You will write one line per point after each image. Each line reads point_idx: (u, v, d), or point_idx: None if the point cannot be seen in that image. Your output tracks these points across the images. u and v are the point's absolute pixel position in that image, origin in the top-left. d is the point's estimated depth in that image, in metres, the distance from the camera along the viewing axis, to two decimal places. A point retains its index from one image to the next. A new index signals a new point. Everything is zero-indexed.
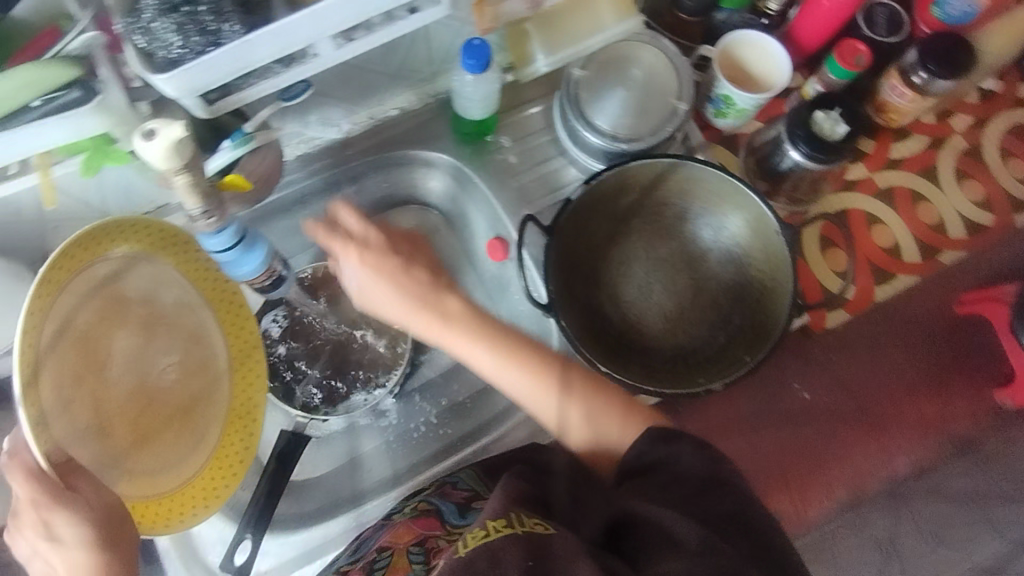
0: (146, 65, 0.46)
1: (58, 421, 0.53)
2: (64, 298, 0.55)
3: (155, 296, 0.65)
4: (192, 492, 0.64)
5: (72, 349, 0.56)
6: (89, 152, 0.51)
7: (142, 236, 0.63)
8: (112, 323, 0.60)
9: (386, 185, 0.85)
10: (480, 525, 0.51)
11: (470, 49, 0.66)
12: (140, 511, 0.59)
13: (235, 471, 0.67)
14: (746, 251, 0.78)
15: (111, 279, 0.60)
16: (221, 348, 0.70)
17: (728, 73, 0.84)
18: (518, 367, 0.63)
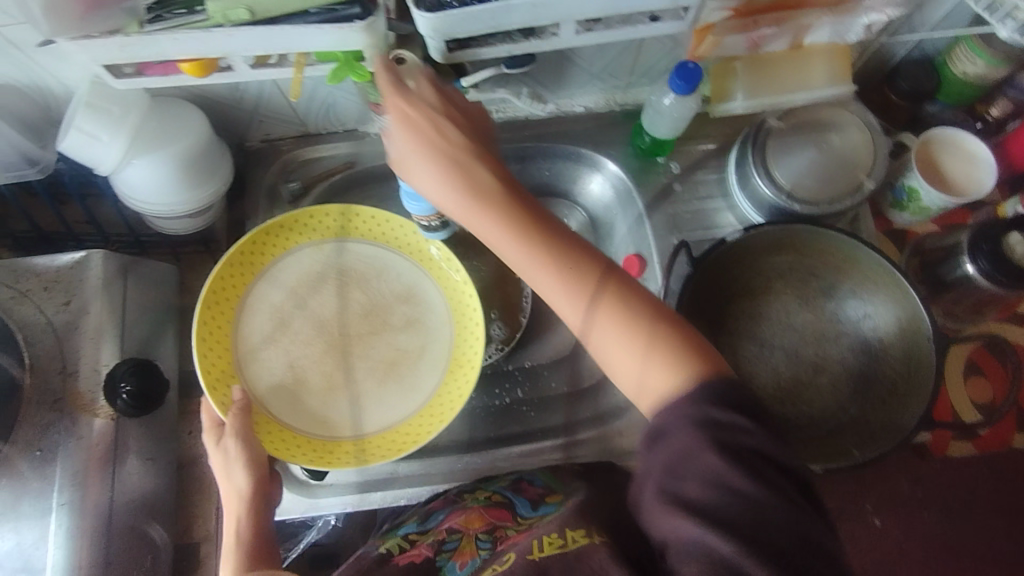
0: (416, 0, 0.51)
1: (249, 373, 0.69)
2: (265, 285, 0.72)
3: (359, 266, 0.75)
4: (387, 437, 0.70)
5: (274, 320, 0.72)
6: (339, 64, 0.55)
7: (351, 219, 0.75)
8: (320, 295, 0.74)
9: (549, 173, 0.89)
10: (555, 532, 0.61)
11: (683, 69, 0.68)
12: (334, 447, 0.69)
13: (438, 419, 0.70)
14: (884, 348, 0.74)
15: (309, 261, 0.74)
16: (439, 305, 0.75)
17: (924, 164, 0.80)
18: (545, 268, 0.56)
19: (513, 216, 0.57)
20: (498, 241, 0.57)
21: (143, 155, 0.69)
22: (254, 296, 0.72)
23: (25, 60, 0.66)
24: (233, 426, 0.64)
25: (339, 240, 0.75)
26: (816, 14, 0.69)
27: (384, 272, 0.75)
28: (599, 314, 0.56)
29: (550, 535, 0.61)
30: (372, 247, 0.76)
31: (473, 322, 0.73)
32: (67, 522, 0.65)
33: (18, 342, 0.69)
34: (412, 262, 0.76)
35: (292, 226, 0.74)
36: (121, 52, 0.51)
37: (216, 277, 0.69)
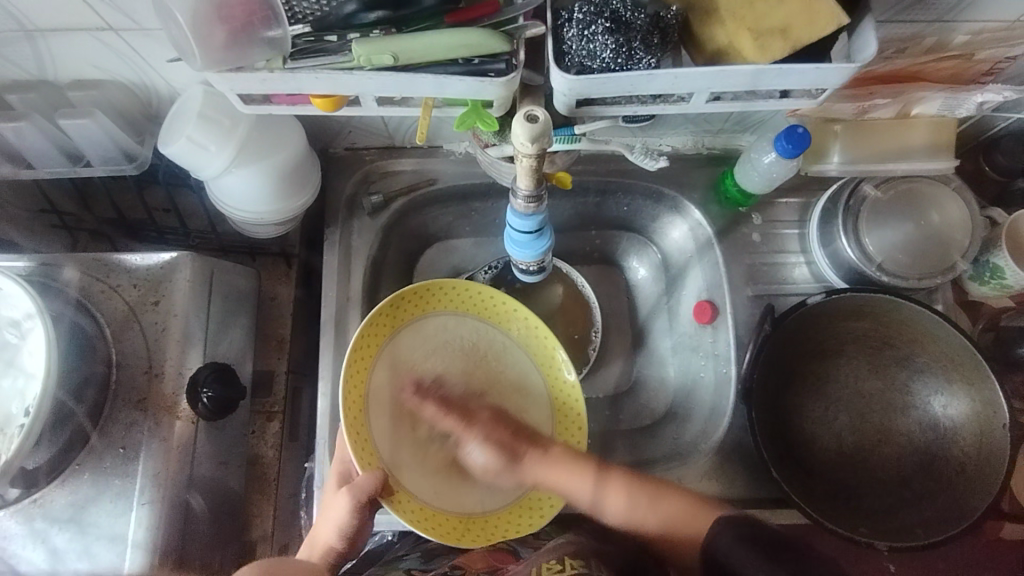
0: (559, 61, 0.51)
1: (376, 428, 0.69)
2: (401, 340, 0.73)
3: (481, 345, 0.78)
4: (499, 519, 0.72)
5: (399, 382, 0.72)
6: (466, 110, 0.54)
7: (479, 297, 0.78)
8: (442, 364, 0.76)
9: (627, 210, 0.89)
10: (554, 558, 0.66)
11: (792, 133, 0.67)
12: (454, 523, 0.70)
13: (546, 509, 0.73)
14: (954, 429, 0.74)
15: (438, 332, 0.76)
16: (546, 397, 0.78)
17: (1011, 243, 0.79)
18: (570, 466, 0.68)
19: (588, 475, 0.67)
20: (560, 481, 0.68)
21: (243, 166, 0.69)
22: (389, 352, 0.72)
23: (140, 61, 0.66)
24: (362, 480, 0.65)
25: (464, 315, 0.78)
26: (933, 89, 0.69)
27: (502, 358, 0.78)
28: (613, 505, 0.66)
29: (547, 561, 0.66)
30: (492, 332, 0.79)
31: (575, 411, 0.77)
32: (146, 522, 0.66)
33: (106, 337, 0.70)
34: (532, 356, 0.79)
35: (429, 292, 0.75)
36: (259, 84, 0.51)
37: (369, 319, 0.70)
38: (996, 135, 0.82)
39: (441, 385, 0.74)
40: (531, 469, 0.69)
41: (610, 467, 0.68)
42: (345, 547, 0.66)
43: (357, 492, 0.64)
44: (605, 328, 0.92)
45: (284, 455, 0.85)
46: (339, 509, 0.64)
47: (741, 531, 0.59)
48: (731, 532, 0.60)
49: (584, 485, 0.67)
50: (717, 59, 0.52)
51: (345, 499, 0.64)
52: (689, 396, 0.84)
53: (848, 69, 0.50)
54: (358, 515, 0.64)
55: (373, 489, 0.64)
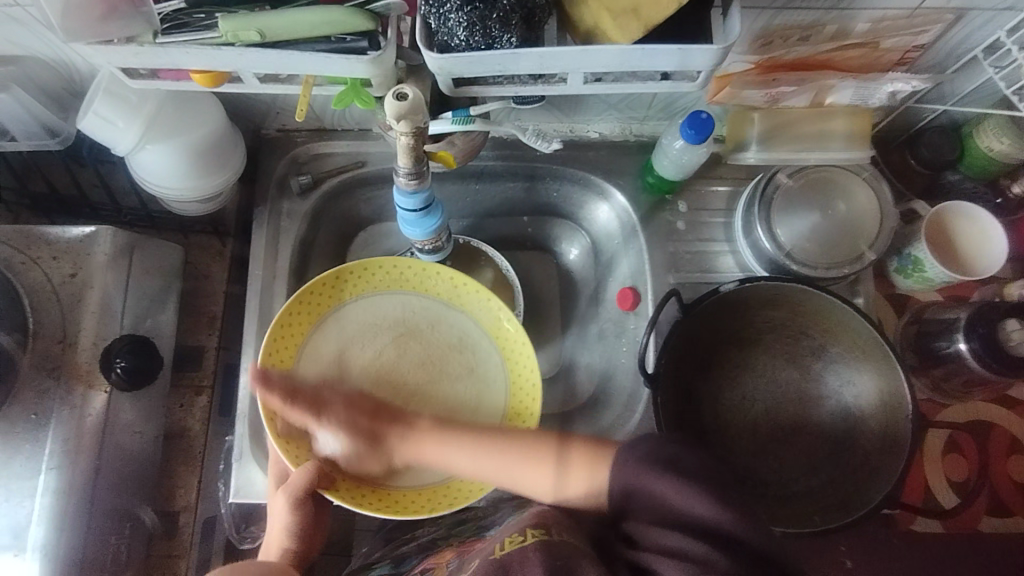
0: (426, 40, 0.51)
1: (312, 419, 0.73)
2: (325, 330, 0.76)
3: (414, 317, 0.80)
4: (448, 489, 0.73)
5: (333, 369, 0.76)
6: (345, 88, 0.55)
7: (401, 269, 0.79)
8: (379, 343, 0.78)
9: (557, 195, 0.89)
10: (517, 530, 0.60)
11: (695, 119, 0.68)
12: (400, 501, 0.71)
13: (497, 471, 0.73)
14: (862, 419, 0.75)
15: (368, 310, 0.78)
16: (491, 354, 0.79)
17: (931, 236, 0.79)
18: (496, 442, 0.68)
19: (495, 446, 0.67)
20: (476, 466, 0.68)
21: (156, 142, 0.70)
22: (314, 345, 0.76)
23: (53, 38, 0.67)
24: (297, 478, 0.67)
25: (392, 291, 0.79)
26: (840, 77, 0.68)
27: (440, 324, 0.80)
28: (573, 483, 0.63)
29: (510, 536, 0.60)
30: (423, 300, 0.80)
31: (524, 358, 0.77)
32: (54, 486, 0.69)
33: (25, 307, 0.73)
34: (467, 316, 0.80)
35: (349, 274, 0.78)
36: (134, 58, 0.52)
37: (276, 324, 0.73)
38: (923, 127, 0.80)
39: (302, 389, 0.68)
40: (429, 452, 0.70)
41: (564, 449, 0.65)
42: (301, 549, 0.67)
43: (292, 490, 0.66)
44: (535, 313, 0.93)
45: (211, 429, 0.86)
46: (279, 506, 0.66)
47: (651, 453, 0.57)
48: (642, 459, 0.57)
49: (547, 472, 0.65)
50: (589, 41, 0.52)
51: (283, 499, 0.66)
52: (610, 382, 0.85)
53: (713, 49, 0.50)
54: (299, 511, 0.67)
55: (307, 484, 0.66)
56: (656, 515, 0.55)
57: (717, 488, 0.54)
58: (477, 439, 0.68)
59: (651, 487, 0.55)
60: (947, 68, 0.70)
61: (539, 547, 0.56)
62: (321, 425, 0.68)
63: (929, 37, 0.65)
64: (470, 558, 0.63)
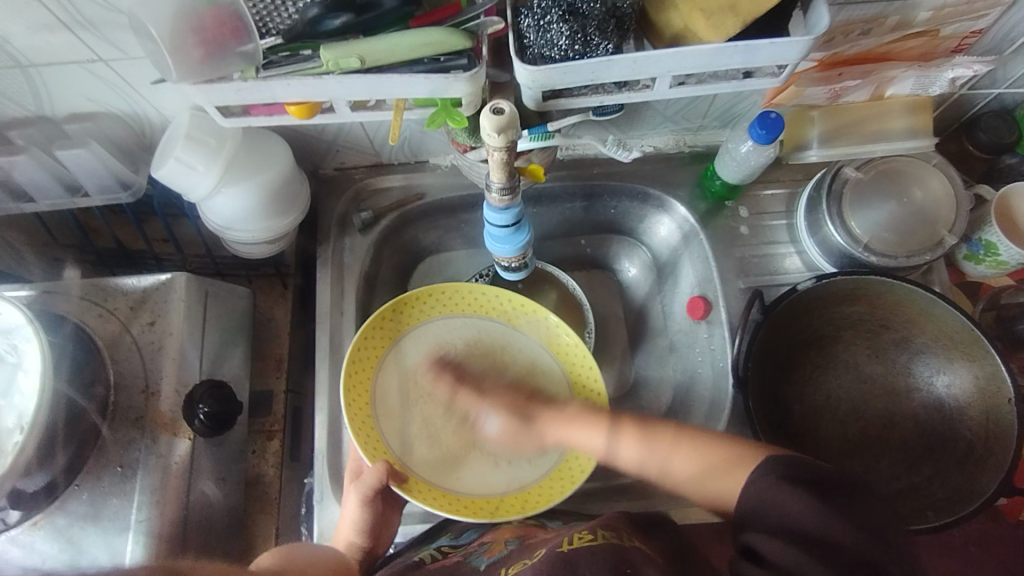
0: (520, 54, 0.53)
1: (384, 426, 0.72)
2: (402, 347, 0.76)
3: (485, 337, 0.79)
4: (517, 500, 0.71)
5: (408, 383, 0.75)
6: (437, 110, 0.56)
7: (467, 290, 0.79)
8: (450, 362, 0.77)
9: (614, 212, 0.89)
10: (586, 529, 0.57)
11: (764, 120, 0.69)
12: (469, 506, 0.70)
13: (567, 485, 0.71)
14: (960, 408, 0.73)
15: (444, 330, 0.78)
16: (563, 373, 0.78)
17: (1002, 218, 0.78)
18: (581, 428, 0.65)
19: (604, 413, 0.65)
20: (570, 434, 0.65)
21: (233, 185, 0.71)
22: (392, 360, 0.75)
23: (129, 90, 0.68)
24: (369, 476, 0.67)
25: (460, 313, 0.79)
26: (902, 68, 0.70)
27: (514, 345, 0.79)
28: (626, 448, 0.61)
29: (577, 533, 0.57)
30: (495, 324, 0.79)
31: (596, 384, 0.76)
32: (144, 541, 0.67)
33: (105, 359, 0.72)
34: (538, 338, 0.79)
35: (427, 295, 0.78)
36: (235, 95, 0.53)
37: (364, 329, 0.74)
38: (977, 114, 0.82)
39: (472, 373, 0.73)
40: (579, 439, 0.65)
41: (618, 414, 0.63)
42: (369, 543, 0.68)
43: (363, 488, 0.67)
44: (601, 331, 0.92)
45: (285, 474, 0.83)
46: (352, 504, 0.67)
47: (790, 469, 0.51)
48: (773, 473, 0.51)
49: (598, 436, 0.64)
50: (677, 43, 0.54)
51: (355, 496, 0.67)
52: (688, 393, 0.83)
53: (804, 40, 0.51)
54: (368, 508, 0.67)
55: (377, 484, 0.67)
56: (771, 526, 0.49)
57: (855, 517, 0.48)
58: (587, 414, 0.65)
59: (777, 509, 0.50)
60: (1002, 52, 0.71)
61: (607, 549, 0.53)
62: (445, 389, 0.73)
63: (988, 21, 0.66)
64: (531, 551, 0.60)
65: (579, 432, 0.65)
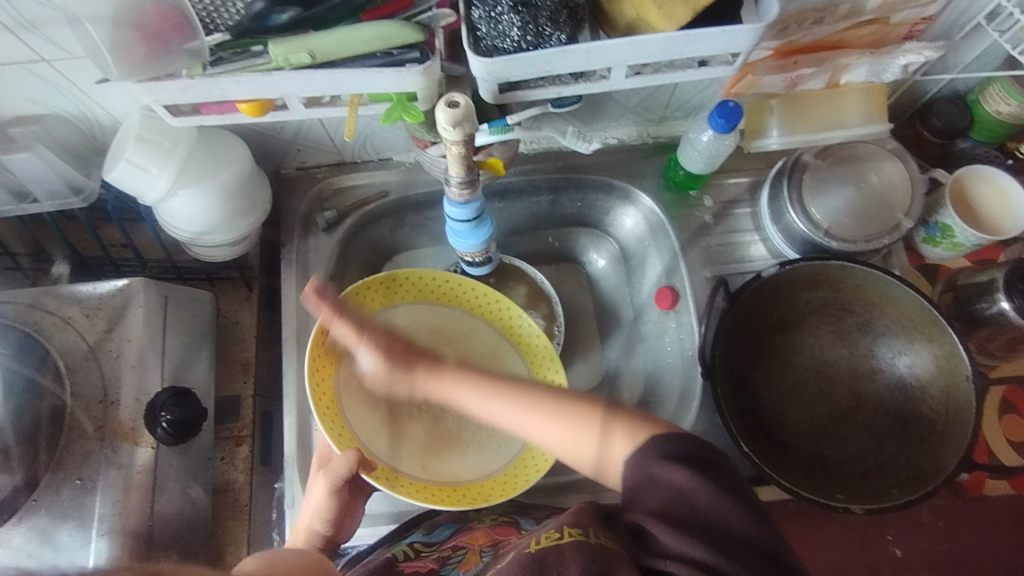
0: (473, 46, 0.52)
1: (350, 414, 0.71)
2: (369, 332, 0.76)
3: (445, 326, 0.80)
4: (484, 485, 0.73)
5: None
6: (392, 105, 0.56)
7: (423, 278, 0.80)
8: (415, 351, 0.78)
9: (581, 205, 0.89)
10: (554, 528, 0.52)
11: (723, 108, 0.69)
12: (440, 494, 0.71)
13: (532, 472, 0.73)
14: (921, 387, 0.74)
15: (406, 317, 0.79)
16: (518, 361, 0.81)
17: (957, 201, 0.79)
18: (552, 415, 0.59)
19: (513, 390, 0.61)
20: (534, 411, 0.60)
21: (188, 185, 0.69)
22: None
23: (77, 93, 0.66)
24: (339, 463, 0.63)
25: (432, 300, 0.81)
26: (856, 55, 0.71)
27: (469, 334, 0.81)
28: (615, 456, 0.55)
29: (545, 531, 0.52)
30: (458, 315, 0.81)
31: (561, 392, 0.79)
32: (106, 554, 0.65)
33: (60, 369, 0.70)
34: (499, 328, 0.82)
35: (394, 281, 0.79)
36: (183, 94, 0.52)
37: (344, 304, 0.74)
38: (930, 100, 0.84)
39: (350, 309, 0.67)
40: (464, 401, 0.62)
41: (610, 413, 0.57)
42: (332, 532, 0.65)
43: (333, 477, 0.63)
44: (572, 324, 0.91)
45: (256, 480, 0.82)
46: (318, 492, 0.64)
47: (672, 446, 0.51)
48: (655, 449, 0.51)
49: (591, 435, 0.57)
50: (632, 32, 0.54)
51: (322, 484, 0.63)
52: (659, 383, 0.83)
53: (755, 27, 0.52)
54: (337, 497, 0.64)
55: (349, 473, 0.63)
56: (661, 511, 0.48)
57: (738, 496, 0.48)
58: (511, 389, 0.61)
59: (684, 508, 0.48)
60: (951, 38, 0.73)
61: (576, 548, 0.49)
62: (336, 322, 0.65)
63: (937, 8, 0.68)
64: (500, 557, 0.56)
65: (501, 417, 0.61)
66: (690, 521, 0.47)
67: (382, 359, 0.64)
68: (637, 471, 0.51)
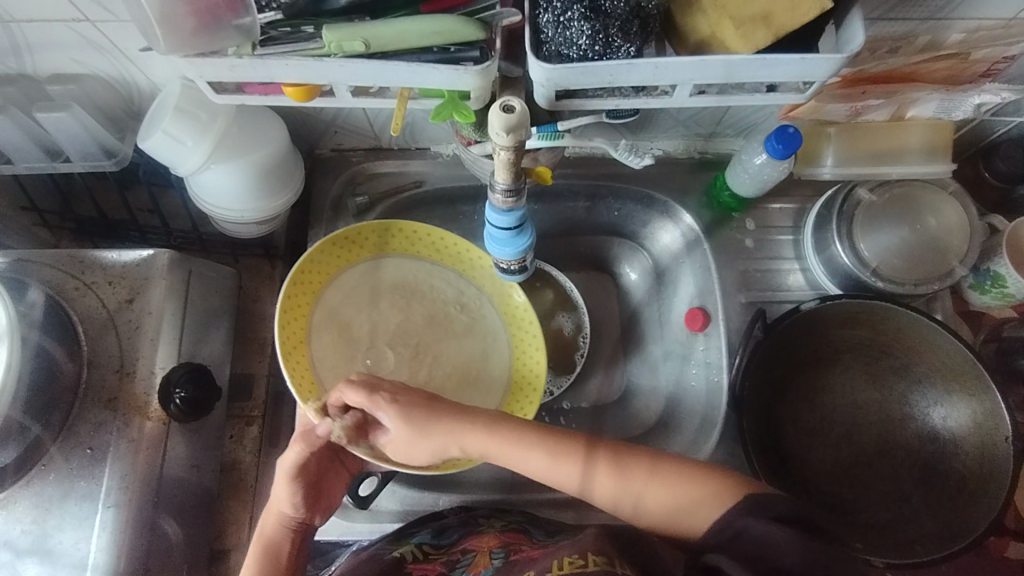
0: (535, 50, 0.50)
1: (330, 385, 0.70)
2: (331, 292, 0.72)
3: (417, 278, 0.77)
4: None
5: (345, 333, 0.73)
6: (443, 102, 0.53)
7: (380, 231, 0.75)
8: (385, 309, 0.75)
9: (619, 214, 0.86)
10: (576, 553, 0.58)
11: (782, 133, 0.66)
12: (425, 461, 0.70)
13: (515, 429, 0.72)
14: (955, 441, 0.72)
15: (383, 269, 0.76)
16: (494, 318, 0.78)
17: (1013, 252, 0.76)
18: (547, 451, 0.57)
19: (552, 439, 0.58)
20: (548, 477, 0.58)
21: (223, 160, 0.68)
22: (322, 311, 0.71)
23: (119, 56, 0.64)
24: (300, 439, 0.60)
25: (402, 255, 0.76)
26: (928, 90, 0.68)
27: (435, 282, 0.78)
28: (605, 489, 0.57)
29: (569, 556, 0.58)
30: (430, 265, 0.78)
31: (530, 323, 0.77)
32: (109, 527, 0.65)
33: (79, 335, 0.69)
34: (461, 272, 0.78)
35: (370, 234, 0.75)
36: (229, 72, 0.50)
37: (290, 282, 0.68)
38: (994, 141, 0.80)
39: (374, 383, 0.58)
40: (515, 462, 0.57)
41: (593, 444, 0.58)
42: (304, 516, 0.63)
43: (286, 466, 0.61)
44: (595, 335, 0.89)
45: (263, 461, 0.81)
46: (285, 464, 0.61)
47: (765, 504, 0.50)
48: (750, 505, 0.51)
49: (574, 476, 0.57)
50: (702, 50, 0.51)
51: (281, 471, 0.61)
52: (680, 406, 0.80)
53: (836, 58, 0.48)
54: (303, 467, 0.61)
55: (302, 461, 0.60)
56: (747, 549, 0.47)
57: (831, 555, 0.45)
58: (533, 445, 0.57)
59: (772, 538, 0.47)
60: None
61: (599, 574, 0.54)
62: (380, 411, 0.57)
63: (1021, 48, 0.64)
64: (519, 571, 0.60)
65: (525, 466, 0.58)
66: (765, 557, 0.46)
67: (402, 400, 0.57)
68: (732, 525, 0.50)
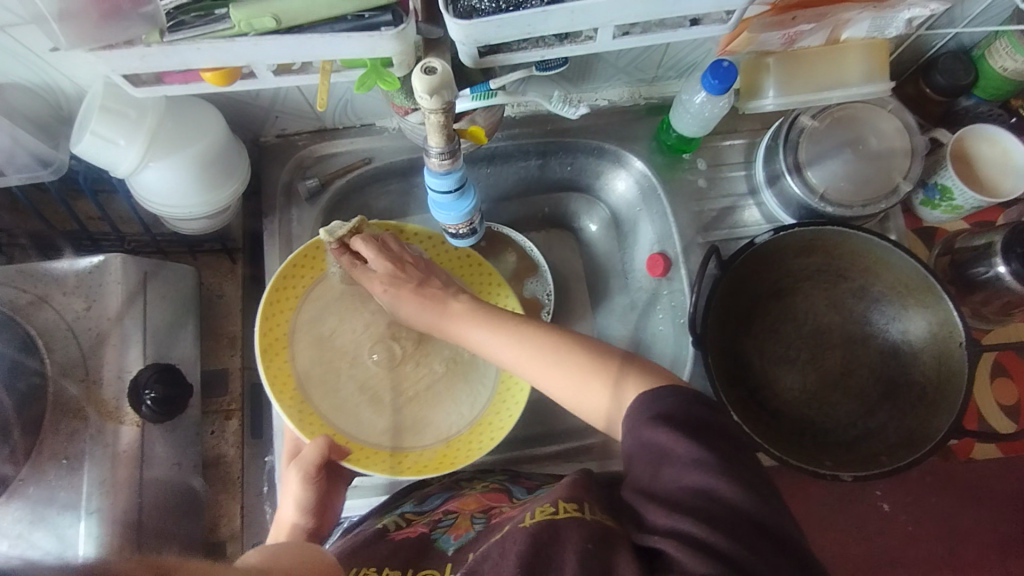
0: (449, 5, 0.49)
1: (322, 406, 0.72)
2: (309, 313, 0.74)
3: None
4: (469, 434, 0.73)
5: (330, 350, 0.74)
6: (367, 71, 0.53)
7: (351, 238, 0.76)
8: (364, 318, 0.76)
9: (571, 169, 0.86)
10: (549, 502, 0.53)
11: (717, 69, 0.67)
12: (435, 461, 0.71)
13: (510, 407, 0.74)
14: (913, 353, 0.74)
15: (359, 281, 0.77)
16: None
17: (957, 163, 0.77)
18: (531, 342, 0.64)
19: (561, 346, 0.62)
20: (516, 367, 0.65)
21: (159, 157, 0.66)
22: (301, 335, 0.74)
23: (37, 60, 0.62)
24: (310, 453, 0.64)
25: None
26: (858, 9, 0.67)
27: None
28: (601, 399, 0.58)
29: (540, 506, 0.53)
30: None
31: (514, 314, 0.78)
32: (97, 531, 0.66)
33: (40, 348, 0.69)
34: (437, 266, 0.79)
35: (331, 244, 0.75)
36: (141, 62, 0.49)
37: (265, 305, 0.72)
38: (934, 55, 0.80)
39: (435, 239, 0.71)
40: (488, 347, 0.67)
41: (626, 365, 0.58)
42: (315, 522, 0.64)
43: (304, 465, 0.64)
44: (561, 291, 0.90)
45: (246, 453, 0.82)
46: (292, 484, 0.64)
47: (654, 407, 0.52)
48: (641, 414, 0.52)
49: (587, 384, 0.59)
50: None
51: (295, 476, 0.64)
52: (650, 350, 0.82)
53: None
54: (314, 487, 0.64)
55: (319, 460, 0.64)
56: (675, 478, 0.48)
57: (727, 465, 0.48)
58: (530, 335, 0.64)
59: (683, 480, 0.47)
60: None
61: (572, 523, 0.49)
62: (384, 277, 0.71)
63: None
64: (498, 527, 0.57)
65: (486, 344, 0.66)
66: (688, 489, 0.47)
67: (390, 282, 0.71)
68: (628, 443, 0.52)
